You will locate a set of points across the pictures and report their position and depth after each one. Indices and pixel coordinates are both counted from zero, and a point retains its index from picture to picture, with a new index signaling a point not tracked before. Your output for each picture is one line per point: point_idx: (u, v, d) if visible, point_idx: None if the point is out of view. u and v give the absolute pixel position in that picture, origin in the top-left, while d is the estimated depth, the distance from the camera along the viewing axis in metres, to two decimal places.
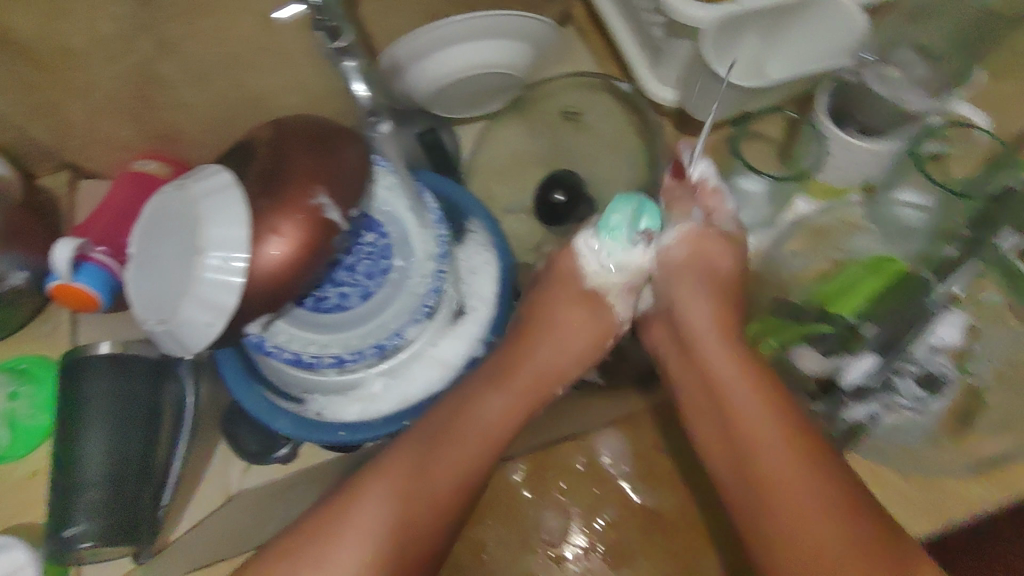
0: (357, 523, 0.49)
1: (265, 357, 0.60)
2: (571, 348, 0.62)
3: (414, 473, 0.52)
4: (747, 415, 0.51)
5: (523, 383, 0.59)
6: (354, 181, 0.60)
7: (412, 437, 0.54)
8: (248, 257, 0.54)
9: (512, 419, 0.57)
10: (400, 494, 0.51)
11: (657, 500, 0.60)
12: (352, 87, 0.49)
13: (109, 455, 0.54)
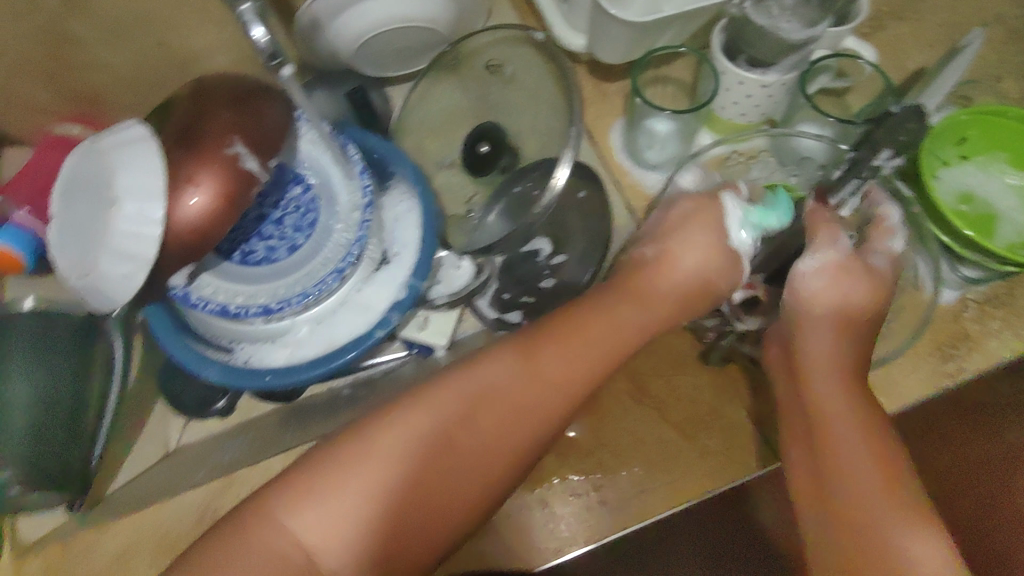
0: (421, 426, 0.47)
1: (192, 310, 0.61)
2: (690, 285, 0.58)
3: (496, 397, 0.50)
4: (822, 360, 0.53)
5: (592, 355, 0.54)
6: (275, 133, 0.61)
7: (516, 363, 0.52)
8: (166, 208, 0.55)
9: (565, 400, 0.51)
10: (475, 415, 0.49)
11: (580, 427, 0.61)
12: (250, 32, 0.48)
13: (34, 405, 0.54)
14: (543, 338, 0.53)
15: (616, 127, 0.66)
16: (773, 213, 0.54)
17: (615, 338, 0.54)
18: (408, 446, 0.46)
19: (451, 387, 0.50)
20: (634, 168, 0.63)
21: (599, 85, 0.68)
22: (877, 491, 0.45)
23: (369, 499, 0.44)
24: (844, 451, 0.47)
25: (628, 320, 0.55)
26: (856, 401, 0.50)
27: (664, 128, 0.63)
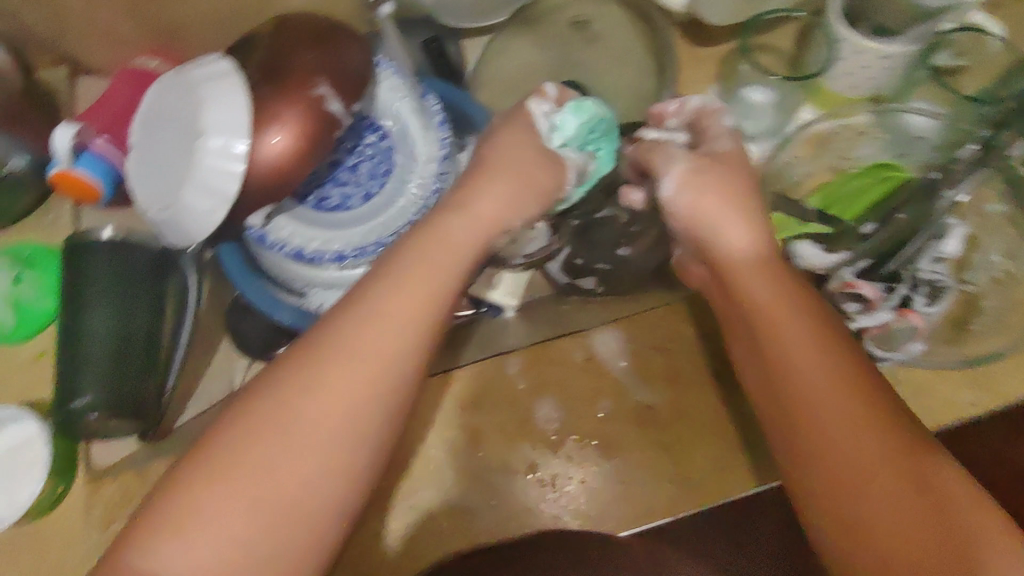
0: (291, 404, 0.37)
1: (267, 251, 0.60)
2: (515, 179, 0.49)
3: (332, 352, 0.38)
4: (768, 308, 0.41)
5: (399, 304, 0.40)
6: (357, 76, 0.59)
7: (348, 308, 0.40)
8: (249, 144, 0.54)
9: (347, 368, 0.38)
10: (330, 384, 0.37)
11: (659, 397, 0.53)
12: None
13: (113, 333, 0.54)
14: (397, 265, 0.42)
15: (711, 93, 0.62)
16: (591, 115, 0.53)
17: (445, 256, 0.43)
18: (277, 437, 0.36)
19: (298, 364, 0.38)
20: None
21: (693, 49, 0.64)
22: (868, 462, 0.35)
23: (219, 525, 0.34)
24: (809, 400, 0.37)
25: (449, 222, 0.45)
26: (779, 326, 0.40)
27: (762, 97, 0.59)
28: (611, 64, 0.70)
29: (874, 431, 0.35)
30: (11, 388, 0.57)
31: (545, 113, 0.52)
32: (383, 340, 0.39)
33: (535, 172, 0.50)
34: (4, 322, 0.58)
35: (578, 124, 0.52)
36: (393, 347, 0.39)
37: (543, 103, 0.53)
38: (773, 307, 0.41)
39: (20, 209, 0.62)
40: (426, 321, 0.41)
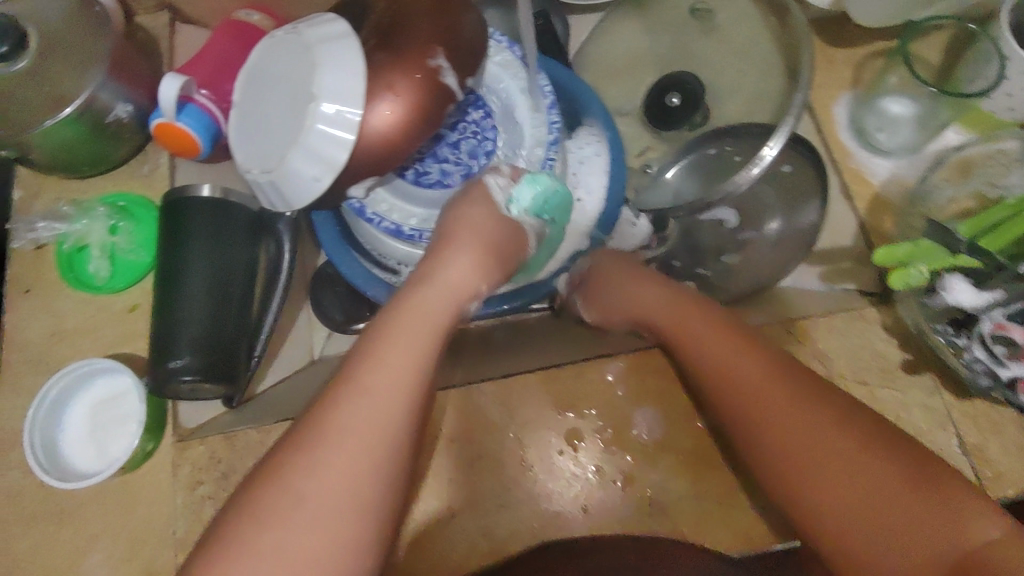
0: (329, 436, 0.40)
1: (363, 224, 0.59)
2: (481, 249, 0.50)
3: (331, 433, 0.40)
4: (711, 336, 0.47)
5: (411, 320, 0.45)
6: (473, 49, 0.56)
7: (334, 390, 0.43)
8: (361, 114, 0.52)
9: (382, 384, 0.43)
10: (323, 464, 0.40)
11: None
12: None
13: (211, 297, 0.53)
14: (385, 333, 0.45)
15: (841, 101, 0.59)
16: (546, 187, 0.53)
17: (424, 329, 0.45)
18: (316, 471, 0.40)
19: (292, 452, 0.41)
20: (861, 147, 0.58)
21: (825, 49, 0.60)
22: (866, 480, 0.38)
23: (289, 526, 0.38)
24: (793, 440, 0.41)
25: (443, 276, 0.48)
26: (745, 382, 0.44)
27: (901, 109, 0.57)
28: (729, 57, 0.66)
29: (870, 457, 0.38)
30: (101, 339, 0.56)
31: (500, 187, 0.53)
32: (411, 358, 0.44)
33: (492, 241, 0.51)
34: (102, 271, 0.58)
35: (532, 194, 0.53)
36: (391, 405, 0.42)
37: (498, 178, 0.54)
38: (722, 358, 0.46)
39: (116, 158, 0.61)
40: (411, 379, 0.43)
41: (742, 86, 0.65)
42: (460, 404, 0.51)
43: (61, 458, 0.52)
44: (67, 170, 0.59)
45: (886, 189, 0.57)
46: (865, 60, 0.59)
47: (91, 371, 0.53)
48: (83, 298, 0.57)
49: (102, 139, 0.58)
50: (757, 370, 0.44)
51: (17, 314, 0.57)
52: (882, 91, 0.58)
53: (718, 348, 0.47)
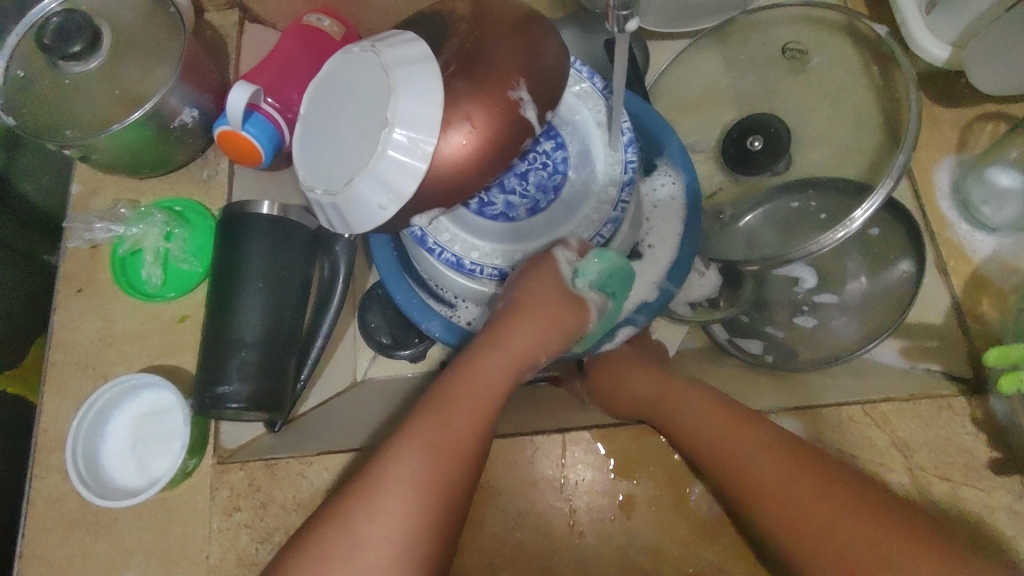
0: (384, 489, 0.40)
1: (423, 253, 0.57)
2: (546, 314, 0.48)
3: (392, 484, 0.40)
4: (691, 416, 0.48)
5: (475, 384, 0.44)
6: (555, 80, 0.53)
7: (393, 440, 0.42)
8: (435, 144, 0.49)
9: (446, 445, 0.42)
10: (380, 510, 0.40)
11: None
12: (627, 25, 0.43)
13: (265, 321, 0.51)
14: (452, 392, 0.44)
15: (943, 164, 0.56)
16: (613, 263, 0.51)
17: (490, 391, 0.44)
18: (373, 523, 0.39)
19: (353, 493, 0.41)
20: (965, 221, 0.54)
21: (930, 106, 0.56)
22: (835, 523, 0.39)
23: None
24: (769, 496, 0.42)
25: (510, 337, 0.47)
26: (733, 444, 0.45)
27: (1011, 183, 0.52)
28: (819, 103, 0.62)
29: (849, 506, 0.39)
30: (148, 348, 0.55)
31: (565, 260, 0.50)
32: (474, 420, 0.43)
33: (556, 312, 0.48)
34: (153, 278, 0.57)
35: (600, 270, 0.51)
36: (454, 463, 0.41)
37: (566, 251, 0.51)
38: (706, 426, 0.47)
39: (177, 161, 0.60)
40: (469, 438, 0.42)
41: (831, 135, 0.61)
42: (509, 456, 0.49)
43: (101, 470, 0.51)
44: (129, 171, 0.58)
45: (988, 266, 0.53)
46: (973, 122, 0.55)
47: (136, 384, 0.52)
48: (133, 303, 0.56)
49: (165, 143, 0.57)
50: (732, 432, 0.46)
51: (67, 313, 0.57)
52: (995, 160, 0.52)
53: (696, 422, 0.48)
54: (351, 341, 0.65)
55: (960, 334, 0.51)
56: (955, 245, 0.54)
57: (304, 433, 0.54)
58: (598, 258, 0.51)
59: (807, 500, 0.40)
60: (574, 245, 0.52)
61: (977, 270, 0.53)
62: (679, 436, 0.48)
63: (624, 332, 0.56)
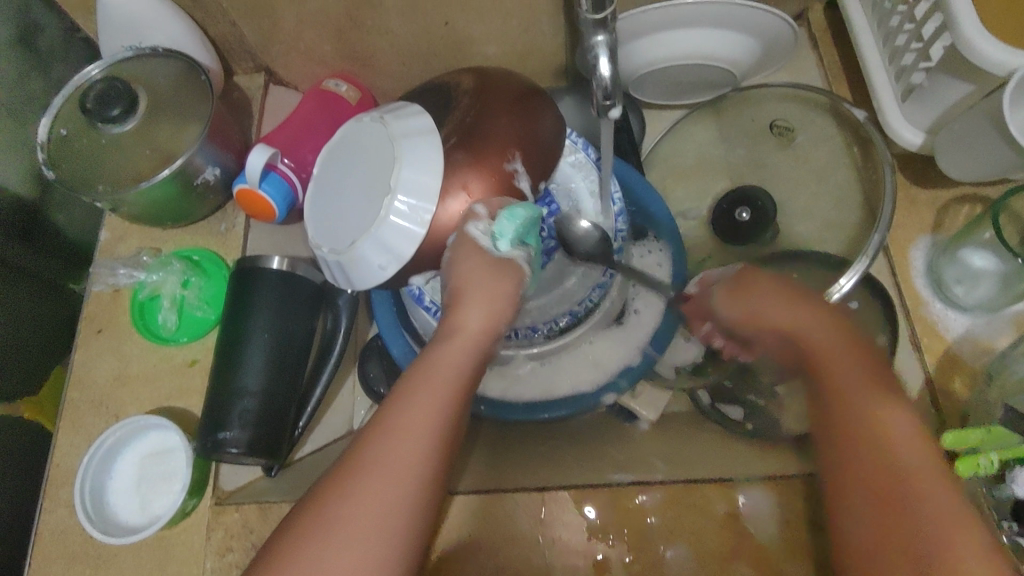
0: (360, 466, 0.43)
1: (420, 311, 0.60)
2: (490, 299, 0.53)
3: (367, 467, 0.42)
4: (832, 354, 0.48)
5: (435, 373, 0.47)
6: (549, 153, 0.58)
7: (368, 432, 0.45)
8: (434, 210, 0.53)
9: (417, 425, 0.44)
10: (357, 494, 0.42)
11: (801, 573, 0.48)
12: (609, 112, 0.47)
13: (267, 367, 0.54)
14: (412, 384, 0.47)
15: (920, 245, 0.57)
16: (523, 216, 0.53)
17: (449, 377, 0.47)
18: (355, 495, 0.42)
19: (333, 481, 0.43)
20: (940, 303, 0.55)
21: (908, 187, 0.59)
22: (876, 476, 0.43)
23: (344, 541, 0.40)
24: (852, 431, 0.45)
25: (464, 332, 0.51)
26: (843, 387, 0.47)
27: (985, 265, 0.53)
28: (805, 178, 0.64)
29: (898, 469, 0.42)
30: (158, 390, 0.59)
31: (483, 231, 0.53)
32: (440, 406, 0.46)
33: (492, 288, 0.54)
34: (168, 323, 0.61)
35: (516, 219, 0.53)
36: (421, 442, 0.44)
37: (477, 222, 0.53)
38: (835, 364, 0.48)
39: (199, 214, 0.64)
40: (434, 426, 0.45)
41: (816, 209, 0.63)
42: (489, 512, 0.51)
43: (105, 506, 0.54)
44: (152, 222, 0.62)
45: (961, 345, 0.54)
46: (948, 203, 0.57)
47: (144, 425, 0.55)
48: (148, 346, 0.60)
49: (189, 198, 0.62)
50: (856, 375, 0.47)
51: (87, 352, 0.61)
52: (968, 242, 0.54)
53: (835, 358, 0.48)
54: (350, 388, 0.68)
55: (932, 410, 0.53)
56: (931, 324, 0.54)
57: (299, 477, 0.56)
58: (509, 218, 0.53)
59: (882, 489, 0.42)
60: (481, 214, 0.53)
61: (952, 349, 0.53)
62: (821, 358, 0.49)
63: (608, 399, 0.59)
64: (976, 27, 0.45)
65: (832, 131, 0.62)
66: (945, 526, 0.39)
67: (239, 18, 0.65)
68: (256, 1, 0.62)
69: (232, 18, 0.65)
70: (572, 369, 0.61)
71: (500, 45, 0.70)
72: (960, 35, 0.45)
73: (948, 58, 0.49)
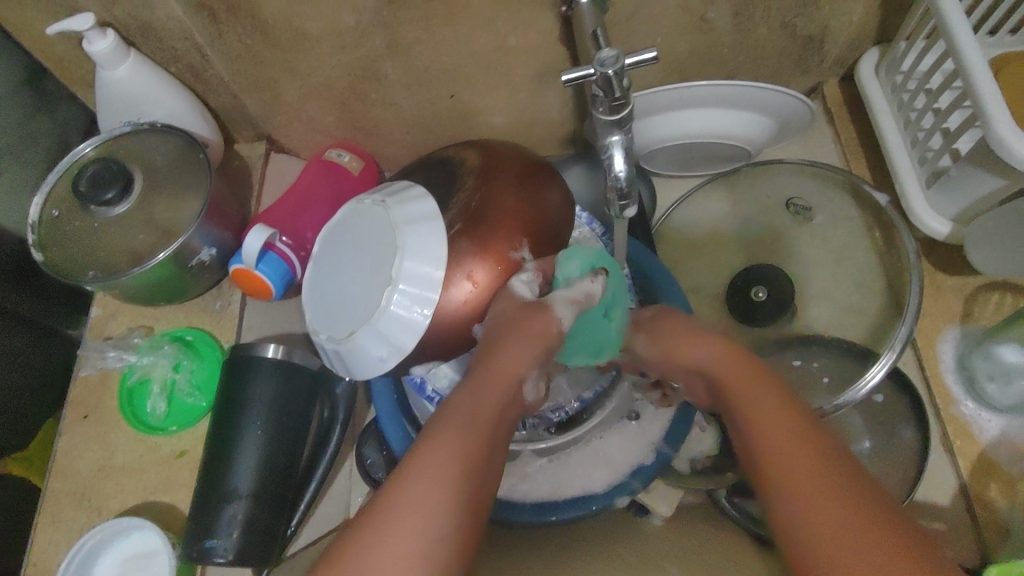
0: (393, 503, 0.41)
1: (422, 400, 0.58)
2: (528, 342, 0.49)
3: (395, 515, 0.41)
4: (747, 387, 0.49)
5: (472, 416, 0.46)
6: (557, 236, 0.55)
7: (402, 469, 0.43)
8: (437, 300, 0.51)
9: (449, 465, 0.43)
10: (386, 534, 0.40)
11: None
12: (625, 210, 0.45)
13: (259, 466, 0.51)
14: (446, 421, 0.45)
15: (948, 336, 0.54)
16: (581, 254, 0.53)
17: (480, 418, 0.46)
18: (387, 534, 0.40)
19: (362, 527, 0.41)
20: (975, 404, 0.51)
21: (933, 274, 0.56)
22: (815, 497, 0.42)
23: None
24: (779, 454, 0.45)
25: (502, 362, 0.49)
26: (754, 409, 0.47)
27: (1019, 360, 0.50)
28: (824, 259, 0.62)
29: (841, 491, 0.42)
30: (145, 483, 0.56)
31: (530, 279, 0.51)
32: (474, 446, 0.44)
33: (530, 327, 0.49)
34: (157, 410, 0.58)
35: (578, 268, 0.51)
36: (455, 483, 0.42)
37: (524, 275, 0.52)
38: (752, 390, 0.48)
39: (193, 292, 0.61)
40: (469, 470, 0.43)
41: (835, 292, 0.61)
42: None
43: None
44: (144, 301, 0.60)
45: (997, 449, 0.50)
46: (977, 293, 0.55)
47: (126, 526, 0.52)
48: (135, 435, 0.57)
49: (183, 279, 0.59)
50: (767, 402, 0.47)
51: (71, 440, 0.57)
52: (1004, 337, 0.51)
53: (747, 385, 0.48)
54: (347, 474, 0.65)
55: (968, 520, 0.49)
56: (965, 424, 0.51)
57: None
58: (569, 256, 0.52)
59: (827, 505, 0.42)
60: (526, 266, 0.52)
61: (988, 453, 0.50)
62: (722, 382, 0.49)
63: (620, 502, 0.54)
64: (1012, 129, 0.43)
65: (851, 211, 0.61)
66: (832, 507, 0.42)
67: (241, 91, 0.64)
68: (258, 75, 0.61)
69: (234, 90, 0.64)
70: (579, 468, 0.56)
71: (507, 117, 0.68)
72: (993, 132, 0.44)
73: (974, 151, 0.47)
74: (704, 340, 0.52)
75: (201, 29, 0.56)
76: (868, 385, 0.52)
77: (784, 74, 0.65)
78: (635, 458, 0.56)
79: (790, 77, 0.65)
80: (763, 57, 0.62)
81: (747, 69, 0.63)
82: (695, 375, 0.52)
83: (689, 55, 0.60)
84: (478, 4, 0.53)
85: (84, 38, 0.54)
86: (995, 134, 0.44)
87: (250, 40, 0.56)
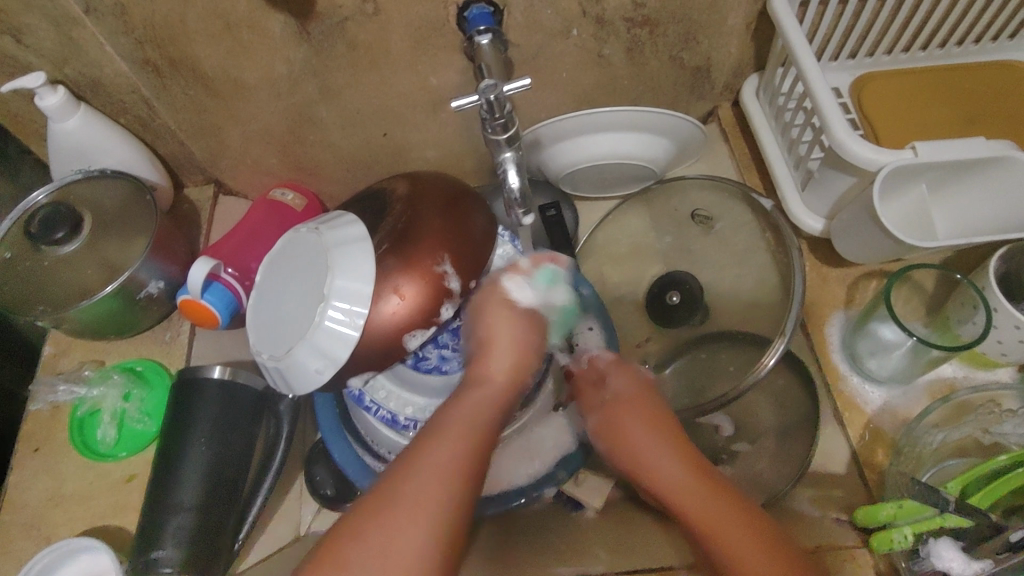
0: (398, 502, 0.43)
1: (362, 411, 0.63)
2: (514, 348, 0.57)
3: (399, 504, 0.43)
4: (649, 460, 0.51)
5: (471, 421, 0.50)
6: (481, 250, 0.59)
7: (407, 465, 0.45)
8: (367, 313, 0.55)
9: (461, 460, 0.46)
10: (392, 525, 0.43)
11: None
12: (524, 218, 0.54)
13: (203, 480, 0.54)
14: (446, 420, 0.50)
15: (835, 321, 0.61)
16: (555, 275, 0.60)
17: (477, 418, 0.50)
18: (391, 521, 0.43)
19: (358, 526, 0.43)
20: (860, 379, 0.58)
21: (819, 267, 0.63)
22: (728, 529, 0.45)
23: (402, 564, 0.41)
24: (715, 523, 0.46)
25: (475, 400, 0.52)
26: (672, 486, 0.49)
27: (893, 339, 0.56)
28: (727, 262, 0.68)
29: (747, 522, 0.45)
30: (94, 508, 0.58)
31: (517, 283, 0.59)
32: (474, 447, 0.48)
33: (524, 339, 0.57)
34: (106, 437, 0.61)
35: (549, 286, 0.60)
36: (458, 477, 0.45)
37: (513, 277, 0.59)
38: (667, 447, 0.51)
39: (144, 325, 0.65)
40: (472, 467, 0.46)
41: (738, 290, 0.67)
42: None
43: None
44: (95, 335, 0.63)
45: (880, 418, 0.56)
46: (857, 281, 0.62)
47: (75, 548, 0.54)
48: (85, 463, 0.60)
49: (133, 312, 0.63)
50: (676, 466, 0.50)
51: (21, 473, 0.60)
52: (874, 317, 0.57)
53: (650, 454, 0.51)
54: (296, 493, 0.67)
55: (860, 483, 0.54)
56: (851, 397, 0.57)
57: None
58: (546, 278, 0.60)
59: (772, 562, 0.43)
60: (520, 275, 0.59)
61: (871, 421, 0.56)
62: (643, 468, 0.52)
63: (549, 491, 0.60)
64: (848, 133, 0.50)
65: (748, 217, 0.66)
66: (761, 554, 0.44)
67: (187, 138, 0.69)
68: (201, 123, 0.67)
69: (180, 138, 0.69)
70: (511, 461, 0.61)
71: (437, 151, 0.74)
72: (834, 137, 0.51)
73: (829, 156, 0.54)
74: (656, 445, 0.52)
75: (147, 83, 0.61)
76: (764, 367, 0.56)
77: (682, 102, 0.73)
78: (563, 442, 0.62)
79: (688, 103, 0.73)
80: (660, 86, 0.69)
81: (648, 98, 0.71)
82: (625, 456, 0.53)
83: (594, 88, 0.68)
84: (398, 50, 0.59)
85: (36, 94, 0.58)
86: (834, 137, 0.50)
87: (194, 91, 0.62)
